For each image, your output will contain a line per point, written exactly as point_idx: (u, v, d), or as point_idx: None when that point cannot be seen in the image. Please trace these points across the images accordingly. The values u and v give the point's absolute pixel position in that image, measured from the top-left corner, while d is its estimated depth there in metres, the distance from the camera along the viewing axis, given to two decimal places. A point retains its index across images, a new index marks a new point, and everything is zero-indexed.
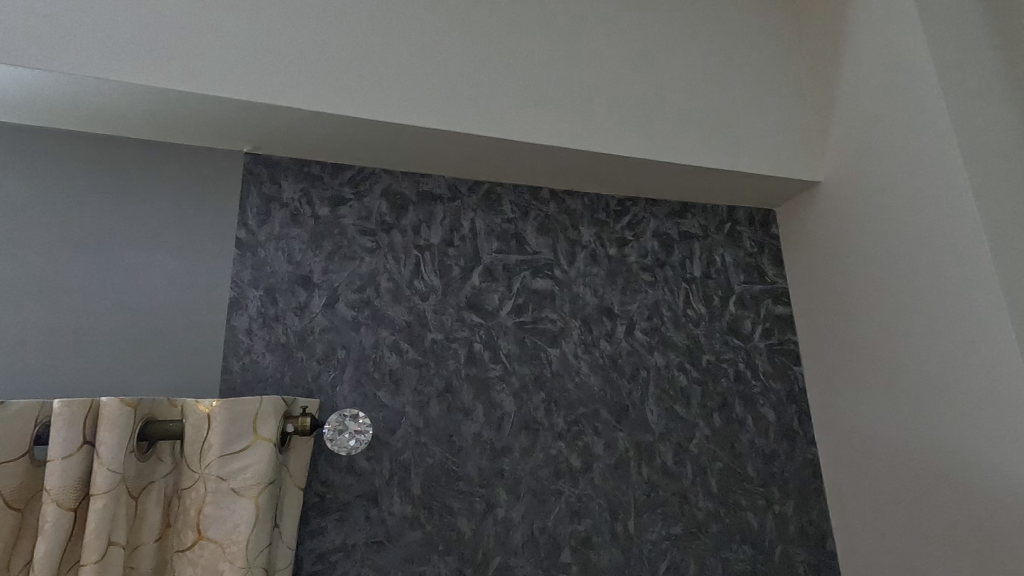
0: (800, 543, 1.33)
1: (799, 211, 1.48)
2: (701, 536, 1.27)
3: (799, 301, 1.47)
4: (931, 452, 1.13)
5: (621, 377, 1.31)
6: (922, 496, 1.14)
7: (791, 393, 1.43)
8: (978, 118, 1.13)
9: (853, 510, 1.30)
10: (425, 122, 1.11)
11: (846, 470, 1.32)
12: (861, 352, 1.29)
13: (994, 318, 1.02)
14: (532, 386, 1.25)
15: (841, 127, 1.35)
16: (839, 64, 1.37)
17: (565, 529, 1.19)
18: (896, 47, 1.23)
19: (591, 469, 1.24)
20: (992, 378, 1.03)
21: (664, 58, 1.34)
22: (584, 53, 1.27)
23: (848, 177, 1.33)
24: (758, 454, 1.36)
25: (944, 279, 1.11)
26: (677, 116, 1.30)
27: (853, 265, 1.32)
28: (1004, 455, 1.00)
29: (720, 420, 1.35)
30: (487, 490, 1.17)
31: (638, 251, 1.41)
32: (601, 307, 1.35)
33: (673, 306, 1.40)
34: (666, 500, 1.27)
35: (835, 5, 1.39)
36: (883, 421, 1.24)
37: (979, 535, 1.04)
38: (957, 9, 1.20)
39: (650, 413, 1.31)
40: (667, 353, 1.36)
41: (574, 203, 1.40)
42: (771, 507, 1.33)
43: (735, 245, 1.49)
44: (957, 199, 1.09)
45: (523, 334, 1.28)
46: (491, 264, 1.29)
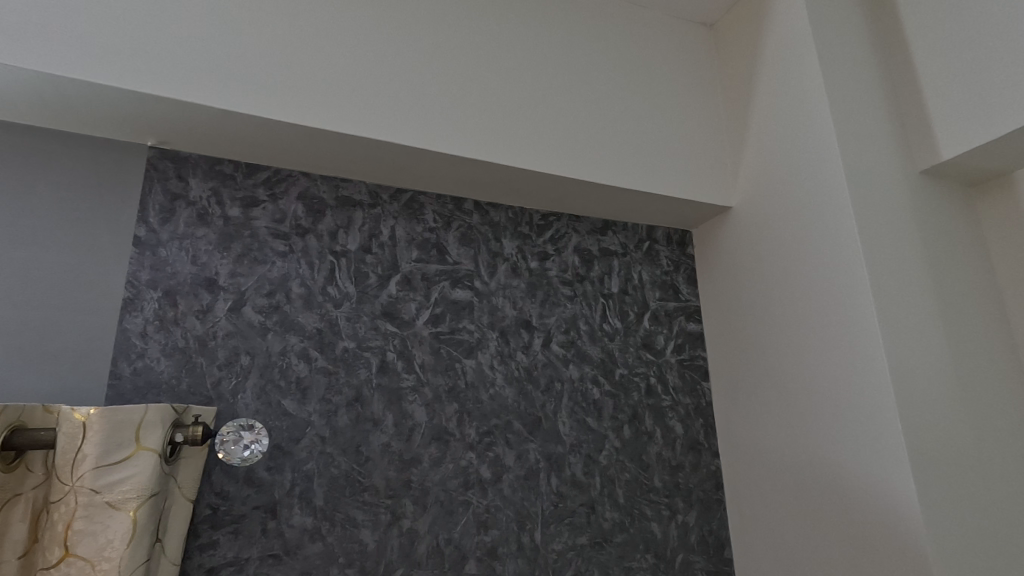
0: (700, 552, 1.39)
1: (712, 233, 1.55)
2: (606, 546, 1.30)
3: (709, 319, 1.54)
4: (816, 465, 1.21)
5: (535, 389, 1.34)
6: (809, 506, 1.22)
7: (698, 407, 1.49)
8: (864, 159, 1.23)
9: (748, 519, 1.37)
10: (344, 127, 1.10)
11: (745, 481, 1.39)
12: (760, 370, 1.37)
13: (871, 342, 1.11)
14: (445, 396, 1.25)
15: (750, 156, 1.44)
16: (749, 97, 1.46)
17: (472, 540, 1.20)
18: (798, 88, 1.32)
19: (501, 480, 1.25)
20: (867, 397, 1.12)
21: (589, 79, 1.39)
22: (511, 69, 1.30)
23: (754, 204, 1.42)
24: (664, 466, 1.41)
25: (831, 305, 1.20)
26: (599, 137, 1.35)
27: (757, 287, 1.39)
28: (875, 467, 1.09)
29: (629, 432, 1.40)
30: (393, 500, 1.16)
31: (558, 265, 1.44)
32: (519, 319, 1.37)
33: (590, 320, 1.44)
34: (574, 510, 1.30)
35: (749, 43, 1.48)
36: (776, 435, 1.31)
37: (854, 543, 1.13)
38: (849, 60, 1.32)
39: (562, 425, 1.34)
40: (582, 366, 1.40)
41: (498, 215, 1.41)
42: (674, 517, 1.39)
43: (652, 263, 1.55)
44: (845, 231, 1.18)
45: (438, 344, 1.28)
46: (409, 272, 1.29)
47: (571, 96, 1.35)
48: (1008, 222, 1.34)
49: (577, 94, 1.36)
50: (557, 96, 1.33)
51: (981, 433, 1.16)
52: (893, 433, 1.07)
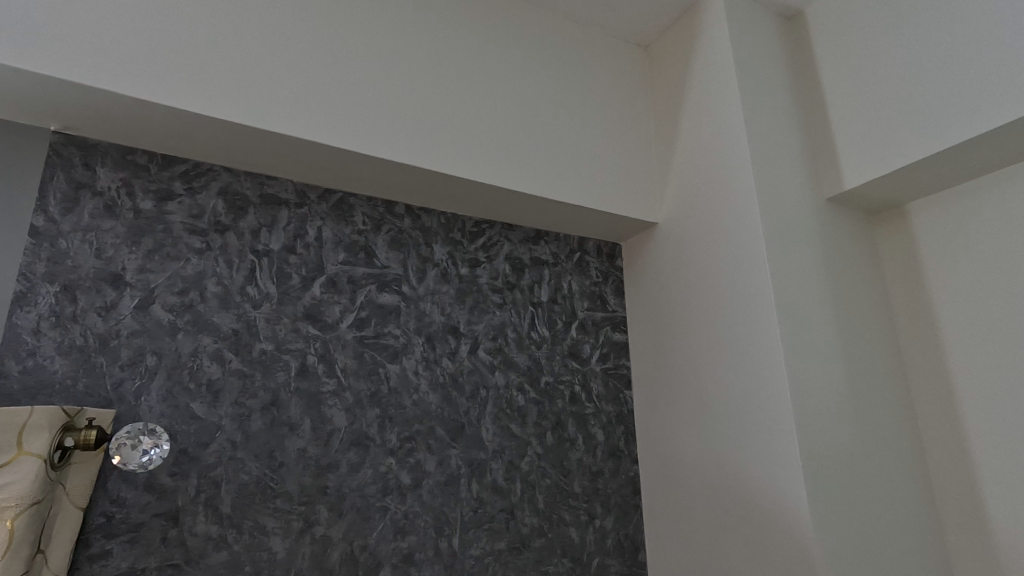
0: (616, 555, 1.43)
1: (639, 247, 1.61)
2: (524, 551, 1.33)
3: (633, 329, 1.60)
4: (724, 472, 1.28)
5: (460, 395, 1.34)
6: (716, 511, 1.29)
7: (620, 414, 1.54)
8: (776, 185, 1.32)
9: (663, 525, 1.42)
10: (270, 124, 1.08)
11: (660, 488, 1.45)
12: (676, 380, 1.43)
13: (773, 357, 1.19)
14: (367, 401, 1.24)
15: (676, 175, 1.50)
16: (677, 118, 1.53)
17: (388, 547, 1.19)
18: (720, 114, 1.40)
19: (421, 485, 1.25)
20: (770, 408, 1.19)
21: (527, 91, 1.42)
22: (448, 76, 1.31)
23: (677, 222, 1.48)
24: (585, 472, 1.45)
25: (741, 321, 1.27)
26: (532, 150, 1.38)
27: (676, 300, 1.46)
28: (774, 475, 1.17)
29: (552, 439, 1.43)
30: (306, 507, 1.13)
31: (489, 273, 1.46)
32: (446, 325, 1.37)
33: (518, 328, 1.46)
34: (493, 515, 1.31)
35: (679, 67, 1.55)
36: (689, 443, 1.38)
37: (752, 545, 1.20)
38: (766, 91, 1.41)
39: (486, 431, 1.35)
40: (508, 373, 1.42)
41: (430, 220, 1.42)
42: (592, 522, 1.42)
43: (582, 273, 1.59)
44: (756, 252, 1.26)
45: (362, 349, 1.26)
46: (334, 274, 1.27)
47: (507, 108, 1.37)
48: (901, 249, 1.47)
49: (513, 106, 1.38)
50: (493, 106, 1.35)
51: (869, 443, 1.26)
52: (791, 443, 1.14)
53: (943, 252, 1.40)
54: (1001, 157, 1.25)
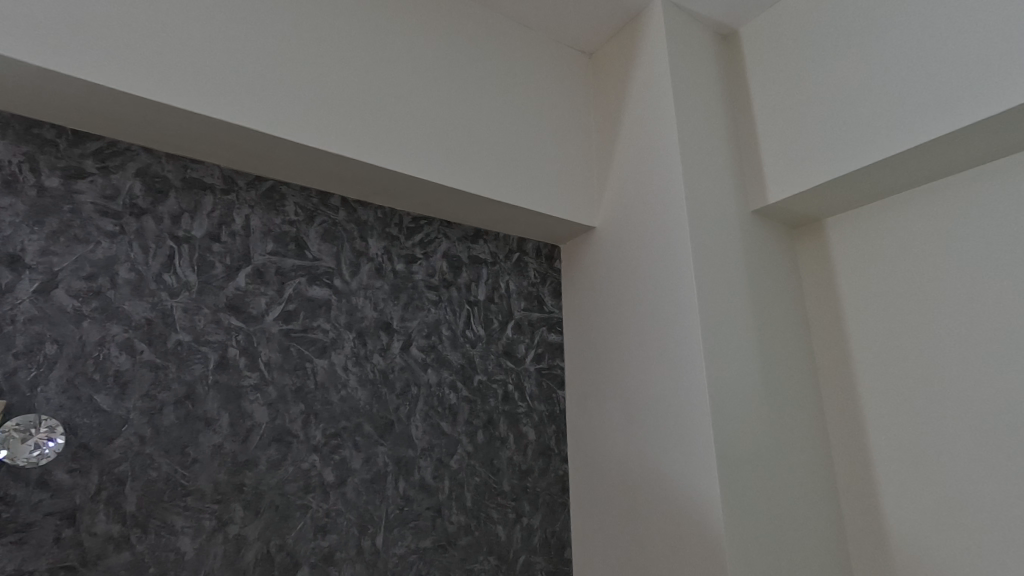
0: (542, 553, 1.45)
1: (577, 249, 1.63)
2: (450, 549, 1.32)
3: (568, 330, 1.62)
4: (647, 470, 1.32)
5: (390, 392, 1.33)
6: (638, 509, 1.33)
7: (552, 414, 1.56)
8: (705, 196, 1.38)
9: (589, 522, 1.45)
10: (195, 106, 1.04)
11: (588, 486, 1.48)
12: (606, 380, 1.46)
13: (695, 361, 1.24)
14: (292, 396, 1.21)
15: (614, 181, 1.54)
16: (616, 126, 1.57)
17: (307, 546, 1.16)
18: (655, 125, 1.45)
19: (344, 483, 1.23)
20: (690, 409, 1.24)
21: (469, 90, 1.42)
22: (389, 70, 1.30)
23: (612, 227, 1.52)
24: (514, 470, 1.46)
25: (668, 325, 1.32)
26: (472, 148, 1.39)
27: (610, 303, 1.49)
28: (691, 473, 1.22)
29: (483, 437, 1.43)
30: (220, 506, 1.09)
31: (425, 270, 1.45)
32: (379, 321, 1.35)
33: (453, 326, 1.46)
34: (419, 513, 1.30)
35: (620, 76, 1.59)
36: (616, 442, 1.41)
37: (670, 541, 1.24)
38: (699, 106, 1.47)
39: (415, 429, 1.34)
40: (441, 371, 1.41)
41: (366, 214, 1.40)
42: (520, 520, 1.44)
43: (520, 274, 1.61)
44: (683, 259, 1.31)
45: (288, 342, 1.23)
46: (262, 265, 1.23)
47: (448, 105, 1.37)
48: (817, 262, 1.56)
49: (456, 103, 1.39)
50: (434, 102, 1.35)
51: (780, 444, 1.33)
52: (707, 442, 1.19)
53: (855, 265, 1.49)
54: (905, 179, 1.36)
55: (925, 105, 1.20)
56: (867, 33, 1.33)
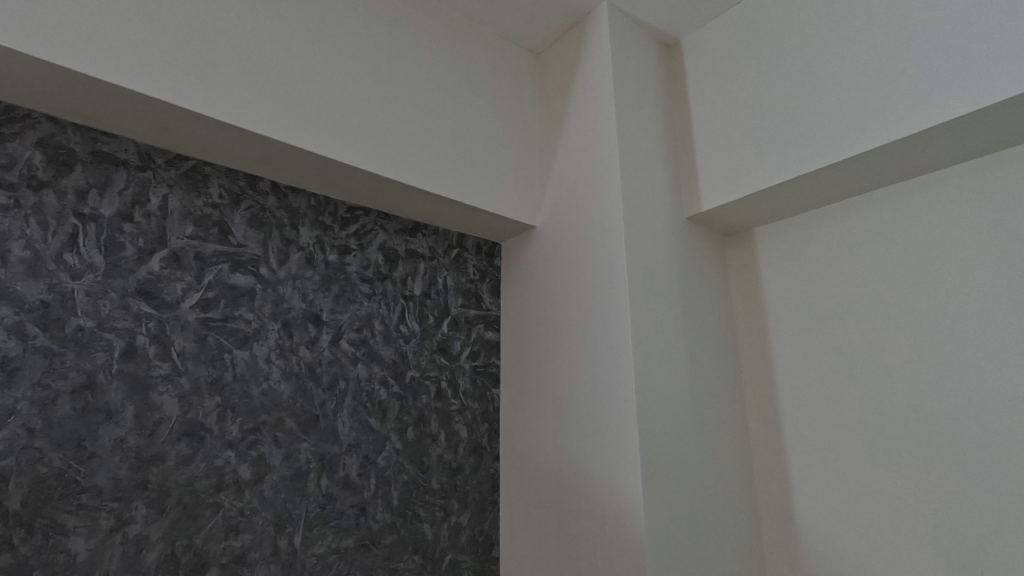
0: (469, 551, 1.44)
1: (517, 248, 1.63)
2: (373, 548, 1.29)
3: (505, 328, 1.62)
4: (575, 469, 1.33)
5: (316, 386, 1.28)
6: (565, 507, 1.34)
7: (485, 412, 1.55)
8: (640, 200, 1.41)
9: (517, 521, 1.45)
10: (105, 75, 0.98)
11: (518, 484, 1.48)
12: (540, 379, 1.47)
13: (623, 362, 1.27)
14: (207, 388, 1.14)
15: (555, 182, 1.55)
16: (559, 127, 1.58)
17: (217, 547, 1.10)
18: (596, 128, 1.47)
19: (262, 480, 1.18)
20: (618, 409, 1.26)
21: (413, 80, 1.40)
22: (326, 54, 1.26)
23: (551, 226, 1.53)
24: (444, 468, 1.44)
25: (601, 325, 1.34)
26: (411, 139, 1.36)
27: (546, 302, 1.50)
28: (616, 472, 1.24)
29: (413, 434, 1.40)
30: (120, 504, 1.02)
31: (359, 261, 1.41)
32: (307, 313, 1.30)
33: (386, 320, 1.42)
34: (342, 512, 1.26)
35: (566, 78, 1.60)
36: (547, 441, 1.41)
37: (594, 539, 1.26)
38: (640, 112, 1.50)
39: (341, 425, 1.30)
40: (372, 366, 1.37)
41: (298, 201, 1.34)
42: (447, 518, 1.42)
43: (459, 270, 1.59)
44: (617, 261, 1.33)
45: (205, 332, 1.16)
46: (179, 249, 1.16)
47: (388, 94, 1.34)
48: (746, 270, 1.62)
49: (398, 93, 1.36)
50: (372, 90, 1.31)
51: (703, 444, 1.37)
52: (632, 442, 1.22)
53: (781, 274, 1.56)
54: (826, 193, 1.43)
55: (846, 124, 1.27)
56: (795, 54, 1.40)
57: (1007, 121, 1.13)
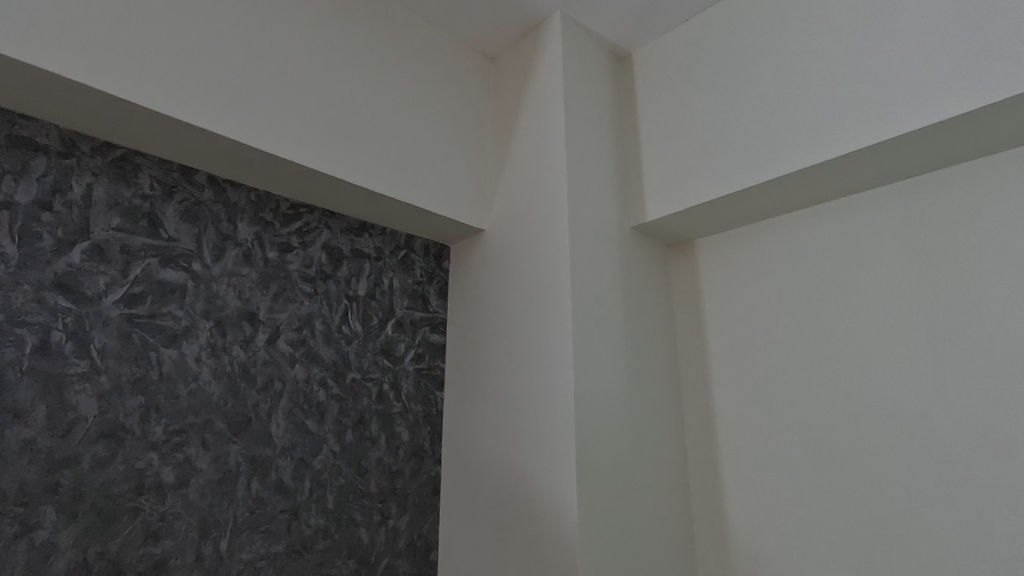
0: (406, 556, 1.42)
1: (466, 251, 1.63)
2: (305, 554, 1.26)
3: (451, 331, 1.61)
4: (514, 473, 1.34)
5: (249, 387, 1.25)
6: (504, 510, 1.34)
7: (428, 415, 1.54)
8: (586, 208, 1.43)
9: (457, 524, 1.45)
10: (23, 55, 0.92)
11: (459, 487, 1.47)
12: (483, 383, 1.47)
13: (564, 367, 1.28)
14: (129, 388, 1.10)
15: (505, 186, 1.56)
16: (511, 133, 1.59)
17: (134, 554, 1.05)
18: (546, 135, 1.48)
19: (187, 484, 1.13)
20: (557, 413, 1.27)
21: (362, 79, 1.38)
22: (270, 47, 1.23)
23: (500, 231, 1.53)
24: (383, 471, 1.42)
25: (544, 331, 1.35)
26: (358, 137, 1.34)
27: (492, 305, 1.50)
28: (553, 476, 1.25)
29: (351, 437, 1.38)
30: (26, 509, 0.96)
31: (301, 259, 1.37)
32: (243, 311, 1.26)
33: (327, 320, 1.39)
34: (273, 516, 1.23)
35: (519, 84, 1.61)
36: (488, 445, 1.41)
37: (530, 542, 1.27)
38: (589, 122, 1.53)
39: (275, 427, 1.27)
40: (310, 367, 1.34)
41: (237, 196, 1.30)
42: (385, 522, 1.40)
43: (405, 271, 1.58)
44: (561, 267, 1.35)
45: (129, 328, 1.11)
46: (103, 241, 1.11)
47: (336, 91, 1.32)
48: (689, 280, 1.67)
49: (346, 91, 1.34)
50: (319, 87, 1.29)
51: (640, 448, 1.40)
52: (569, 446, 1.23)
53: (721, 285, 1.61)
54: (763, 208, 1.49)
55: (783, 144, 1.33)
56: (738, 73, 1.45)
57: (926, 146, 1.21)
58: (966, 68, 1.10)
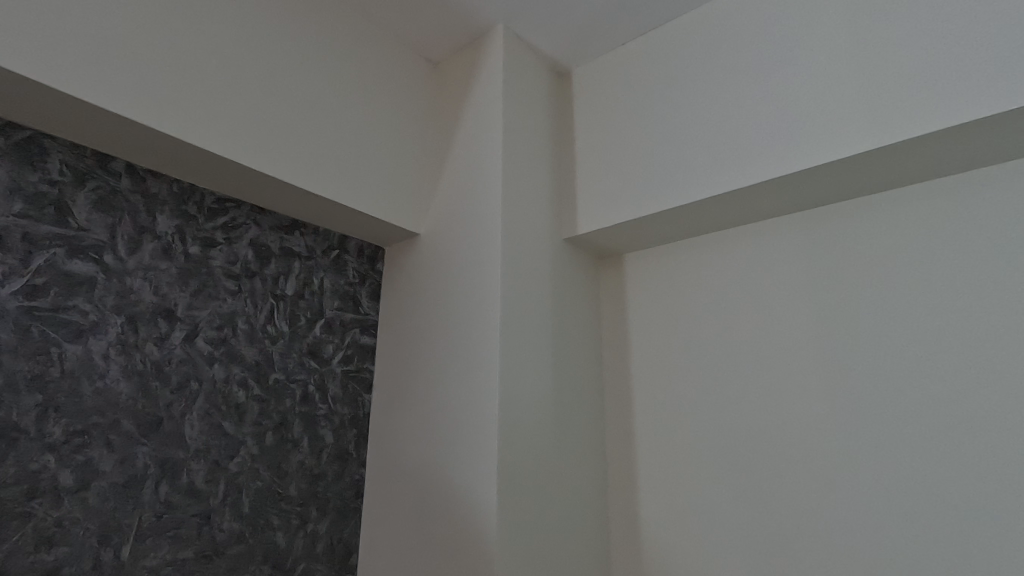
0: (325, 560, 1.40)
1: (401, 254, 1.62)
2: (216, 559, 1.22)
3: (382, 333, 1.60)
4: (438, 477, 1.35)
5: (162, 386, 1.20)
6: (426, 513, 1.35)
7: (354, 418, 1.53)
8: (521, 219, 1.47)
9: (379, 528, 1.44)
10: None
11: (382, 491, 1.47)
12: (412, 386, 1.47)
13: (490, 373, 1.31)
14: (25, 385, 1.03)
15: (442, 192, 1.57)
16: (451, 140, 1.61)
17: (23, 562, 0.99)
18: (485, 145, 1.51)
19: (87, 487, 1.08)
20: (482, 419, 1.30)
21: (299, 76, 1.35)
22: (201, 36, 1.19)
23: (435, 236, 1.54)
24: (305, 475, 1.40)
25: (473, 337, 1.37)
26: (292, 135, 1.32)
27: (424, 310, 1.51)
28: (475, 480, 1.28)
29: (271, 439, 1.35)
30: None
31: (225, 256, 1.34)
32: (158, 307, 1.21)
33: (251, 319, 1.36)
34: (182, 521, 1.18)
35: (461, 92, 1.63)
36: (414, 449, 1.42)
37: (451, 544, 1.29)
38: (527, 136, 1.57)
39: (189, 428, 1.22)
40: (230, 366, 1.31)
41: (158, 186, 1.25)
42: (304, 526, 1.37)
43: (337, 271, 1.56)
44: (492, 276, 1.38)
45: (28, 322, 1.05)
46: (2, 228, 1.04)
47: (271, 87, 1.29)
48: (617, 292, 1.75)
49: (281, 87, 1.31)
50: (252, 81, 1.26)
51: (562, 454, 1.46)
52: (491, 450, 1.27)
53: (645, 299, 1.69)
54: (687, 228, 1.58)
55: (704, 171, 1.42)
56: (669, 100, 1.54)
57: (827, 181, 1.32)
58: (861, 115, 1.23)
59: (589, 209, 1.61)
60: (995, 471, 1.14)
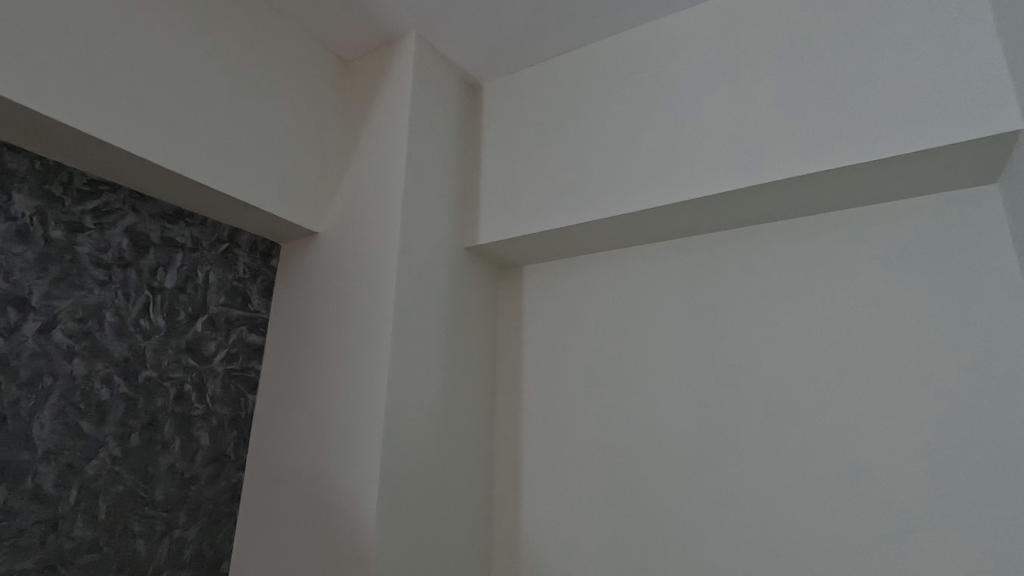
0: (191, 568, 1.33)
1: (298, 252, 1.58)
2: (61, 570, 1.13)
3: (272, 332, 1.55)
4: (320, 480, 1.34)
5: (8, 382, 1.09)
6: (305, 517, 1.34)
7: (235, 419, 1.47)
8: (420, 227, 1.49)
9: (254, 533, 1.40)
10: None
11: (261, 495, 1.42)
12: (300, 388, 1.44)
13: (380, 378, 1.32)
14: None
15: (344, 193, 1.55)
16: (356, 141, 1.59)
17: None
18: (389, 151, 1.52)
19: None
20: (368, 422, 1.31)
21: (194, 60, 1.29)
22: (81, 8, 1.11)
23: (334, 237, 1.52)
24: (174, 478, 1.32)
25: (365, 341, 1.37)
26: (183, 123, 1.25)
27: (317, 310, 1.48)
28: (357, 483, 1.28)
29: (137, 441, 1.27)
30: None
31: (95, 243, 1.24)
32: (8, 296, 1.11)
33: (121, 312, 1.27)
34: (22, 529, 1.09)
35: (371, 93, 1.62)
36: (297, 453, 1.39)
37: (328, 548, 1.28)
38: (433, 145, 1.59)
39: (38, 427, 1.13)
40: (93, 362, 1.21)
41: (17, 162, 1.15)
42: (169, 533, 1.30)
43: (226, 266, 1.49)
44: (388, 281, 1.39)
45: None
46: None
47: (161, 69, 1.22)
48: (515, 303, 1.81)
49: (172, 71, 1.24)
50: (139, 61, 1.19)
51: (447, 458, 1.49)
52: (374, 454, 1.28)
53: (540, 311, 1.77)
54: (581, 245, 1.68)
55: (598, 195, 1.53)
56: (572, 124, 1.63)
57: (702, 213, 1.47)
58: (731, 158, 1.38)
59: (490, 221, 1.66)
60: (826, 478, 1.29)
